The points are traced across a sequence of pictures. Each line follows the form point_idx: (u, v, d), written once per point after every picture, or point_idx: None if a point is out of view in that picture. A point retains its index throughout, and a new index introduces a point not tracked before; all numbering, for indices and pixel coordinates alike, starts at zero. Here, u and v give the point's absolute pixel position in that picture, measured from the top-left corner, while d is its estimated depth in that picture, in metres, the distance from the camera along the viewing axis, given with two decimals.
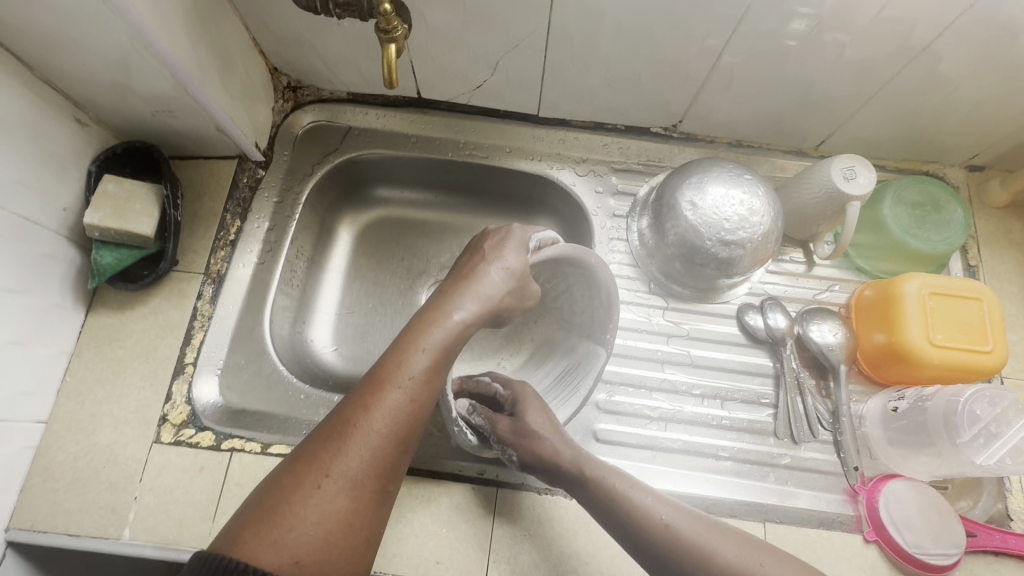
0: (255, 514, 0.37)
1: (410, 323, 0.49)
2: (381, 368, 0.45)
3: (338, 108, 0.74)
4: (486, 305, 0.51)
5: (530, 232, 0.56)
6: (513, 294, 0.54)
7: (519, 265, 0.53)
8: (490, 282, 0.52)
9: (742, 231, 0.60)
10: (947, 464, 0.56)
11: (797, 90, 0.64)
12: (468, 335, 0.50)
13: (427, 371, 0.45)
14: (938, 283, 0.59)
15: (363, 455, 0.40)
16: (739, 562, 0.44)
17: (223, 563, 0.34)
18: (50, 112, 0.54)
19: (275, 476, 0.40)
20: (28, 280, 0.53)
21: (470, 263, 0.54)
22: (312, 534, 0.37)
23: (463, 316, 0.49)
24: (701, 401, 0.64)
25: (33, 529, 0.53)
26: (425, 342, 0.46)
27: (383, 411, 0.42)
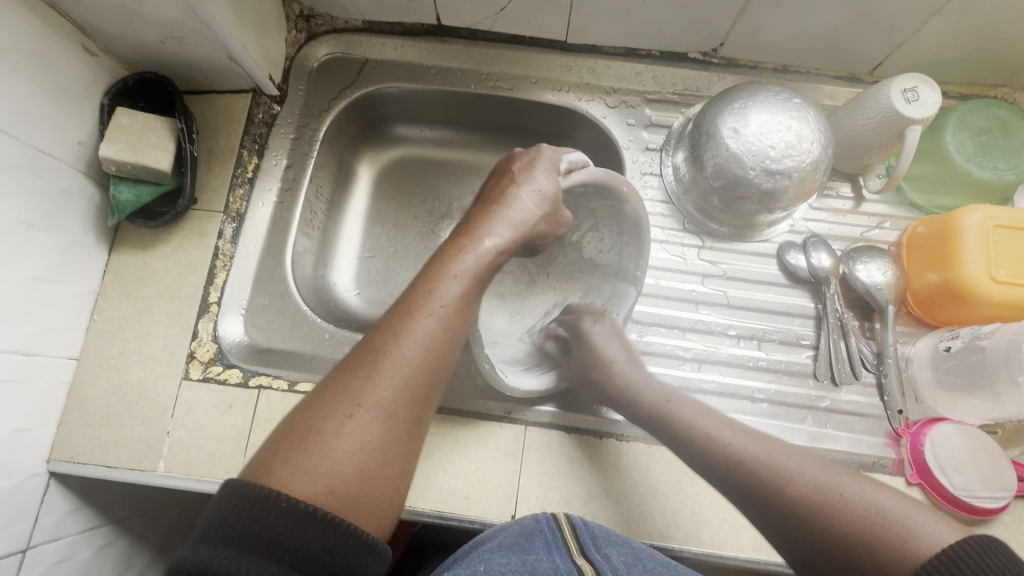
0: (286, 442, 0.37)
1: (438, 252, 0.47)
2: (410, 297, 0.43)
3: (354, 38, 0.70)
4: (517, 234, 0.48)
5: (561, 153, 0.52)
6: (545, 222, 0.51)
7: (552, 188, 0.49)
8: (522, 208, 0.49)
9: (789, 159, 0.55)
10: (1003, 406, 0.53)
11: (855, 4, 0.58)
12: (499, 265, 0.48)
13: (459, 299, 0.43)
14: (1006, 215, 0.54)
15: (393, 386, 0.39)
16: (826, 488, 0.39)
17: (256, 490, 0.34)
18: (56, 39, 0.51)
19: (304, 408, 0.39)
20: (49, 215, 0.52)
21: (498, 191, 0.51)
22: (345, 464, 0.36)
23: (495, 245, 0.47)
24: (737, 342, 0.62)
25: (73, 460, 0.54)
26: (454, 272, 0.44)
27: (413, 340, 0.40)
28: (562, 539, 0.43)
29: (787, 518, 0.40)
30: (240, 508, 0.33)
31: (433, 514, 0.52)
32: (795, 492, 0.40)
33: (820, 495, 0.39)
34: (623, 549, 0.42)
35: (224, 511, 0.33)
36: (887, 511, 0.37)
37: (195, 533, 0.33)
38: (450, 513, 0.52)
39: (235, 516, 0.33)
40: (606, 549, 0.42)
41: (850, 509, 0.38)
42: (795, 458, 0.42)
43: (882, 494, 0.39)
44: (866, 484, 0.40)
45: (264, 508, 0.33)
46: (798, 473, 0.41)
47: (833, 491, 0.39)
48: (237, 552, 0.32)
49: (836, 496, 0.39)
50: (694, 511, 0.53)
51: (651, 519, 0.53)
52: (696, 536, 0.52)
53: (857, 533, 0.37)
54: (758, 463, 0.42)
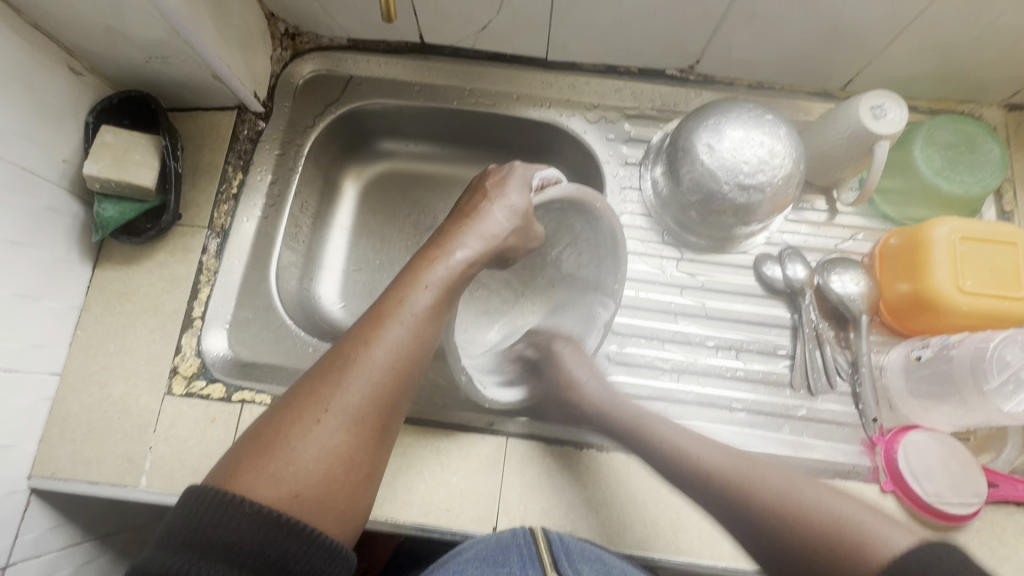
0: (253, 446, 0.37)
1: (411, 262, 0.48)
2: (381, 306, 0.44)
3: (339, 56, 0.71)
4: (489, 246, 0.49)
5: (533, 171, 0.54)
6: (516, 235, 0.52)
7: (523, 204, 0.51)
8: (493, 220, 0.50)
9: (762, 174, 0.57)
10: (972, 413, 0.54)
11: (824, 23, 0.60)
12: (471, 275, 0.49)
13: (429, 309, 0.44)
14: (971, 228, 0.56)
15: (361, 392, 0.39)
16: (792, 496, 0.42)
17: (218, 494, 0.34)
18: (41, 59, 0.52)
19: (272, 412, 0.39)
20: (32, 233, 0.53)
21: (472, 204, 0.52)
22: (311, 469, 0.37)
23: (466, 256, 0.48)
24: (716, 353, 0.63)
25: (54, 477, 0.54)
26: (426, 281, 0.45)
27: (382, 347, 0.41)
28: (538, 553, 0.43)
29: (763, 527, 0.41)
30: (204, 514, 0.33)
31: (415, 527, 0.53)
32: (768, 500, 0.42)
33: (785, 499, 0.42)
34: (595, 565, 0.43)
35: (186, 515, 0.34)
36: (844, 518, 0.39)
37: (155, 537, 0.34)
38: (432, 525, 0.53)
39: (198, 520, 0.33)
40: (579, 564, 0.43)
41: (810, 515, 0.40)
42: (763, 470, 0.44)
43: (839, 501, 0.40)
44: (826, 492, 0.42)
45: (227, 515, 0.33)
46: (768, 488, 0.43)
47: (798, 496, 0.42)
48: (197, 558, 0.32)
49: (798, 506, 0.41)
50: (673, 521, 0.54)
51: (632, 529, 0.53)
52: (675, 546, 0.53)
53: (819, 538, 0.39)
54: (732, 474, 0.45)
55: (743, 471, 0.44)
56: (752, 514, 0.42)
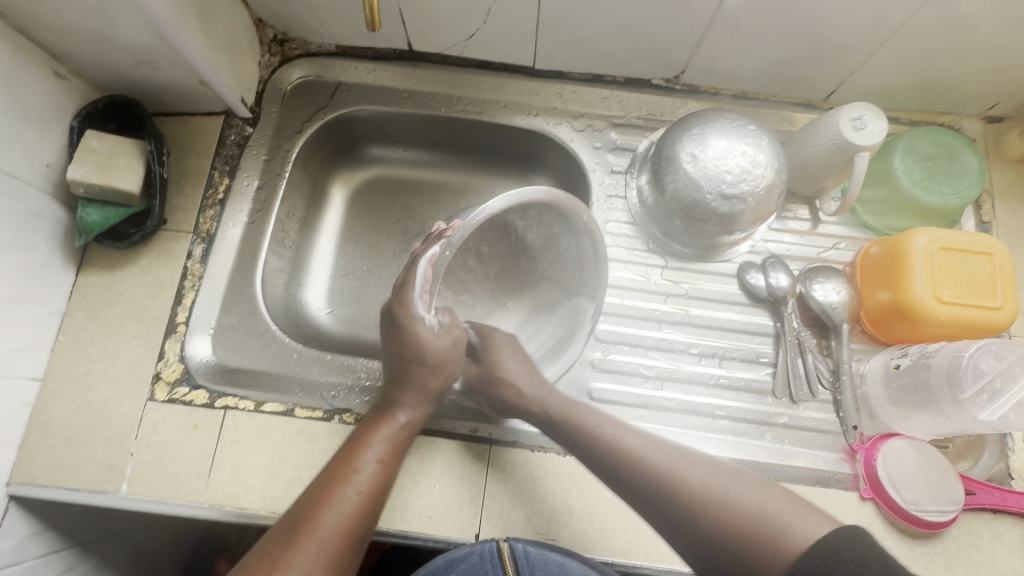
0: None
1: (351, 440, 0.51)
2: (322, 486, 0.46)
3: (328, 62, 0.71)
4: (427, 397, 0.54)
5: (457, 229, 0.51)
6: (453, 364, 0.57)
7: (455, 343, 0.57)
8: (436, 363, 0.56)
9: (744, 184, 0.57)
10: (949, 422, 0.54)
11: (805, 36, 0.61)
12: (410, 442, 0.52)
13: (373, 481, 0.47)
14: (948, 238, 0.57)
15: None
16: (714, 491, 0.43)
17: None
18: (25, 63, 0.52)
19: None
20: (14, 237, 0.53)
21: (410, 343, 0.57)
22: None
23: (406, 416, 0.52)
24: (699, 360, 0.63)
25: (33, 483, 0.53)
26: (369, 455, 0.48)
27: (326, 526, 0.43)
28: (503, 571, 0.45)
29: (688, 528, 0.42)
30: None
31: (397, 534, 0.52)
32: (691, 498, 0.43)
33: (705, 492, 0.43)
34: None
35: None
36: (764, 510, 0.40)
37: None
38: (414, 533, 0.53)
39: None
40: None
41: (732, 510, 0.41)
42: (689, 463, 0.46)
43: (759, 495, 0.42)
44: (742, 483, 0.43)
45: None
46: (689, 483, 0.44)
47: (718, 489, 0.43)
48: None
49: (718, 503, 0.42)
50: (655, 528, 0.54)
51: (613, 537, 0.53)
52: (656, 554, 0.53)
53: (738, 539, 0.40)
54: (654, 469, 0.46)
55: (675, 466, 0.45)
56: (675, 511, 0.43)
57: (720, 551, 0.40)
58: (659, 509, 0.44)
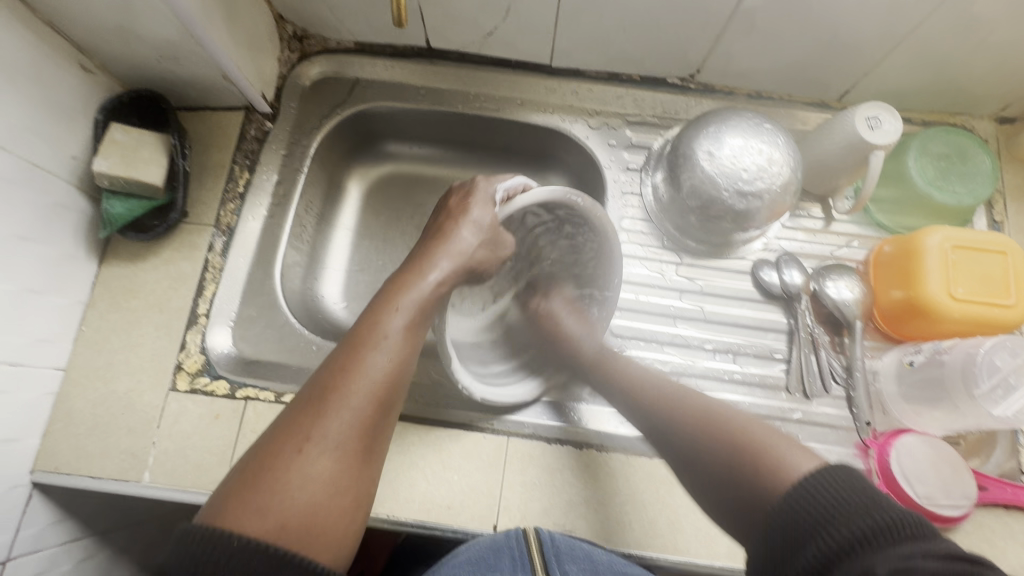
0: (241, 483, 0.37)
1: (382, 290, 0.49)
2: (355, 335, 0.44)
3: (346, 59, 0.72)
4: (459, 263, 0.52)
5: (496, 183, 0.56)
6: (485, 247, 0.55)
7: (488, 220, 0.54)
8: (462, 240, 0.53)
9: (761, 181, 0.58)
10: (963, 417, 0.55)
11: (821, 36, 0.61)
12: (443, 296, 0.50)
13: (405, 332, 0.45)
14: (963, 236, 0.57)
15: (343, 423, 0.39)
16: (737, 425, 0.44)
17: (211, 534, 0.34)
18: (53, 57, 0.53)
19: (255, 448, 0.39)
20: (40, 228, 0.53)
21: (441, 227, 0.55)
22: (299, 501, 0.36)
23: (437, 277, 0.50)
24: (714, 355, 0.64)
25: (57, 471, 0.54)
26: (398, 306, 0.46)
27: (362, 376, 0.41)
28: (527, 554, 0.45)
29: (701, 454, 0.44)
30: (202, 553, 0.33)
31: (417, 524, 0.53)
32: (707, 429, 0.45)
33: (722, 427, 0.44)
34: (582, 564, 0.44)
35: (180, 555, 0.34)
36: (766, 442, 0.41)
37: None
38: (433, 522, 0.53)
39: (192, 556, 0.33)
40: (567, 565, 0.43)
41: (742, 437, 0.42)
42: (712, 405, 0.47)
43: (765, 429, 0.43)
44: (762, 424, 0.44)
45: (228, 548, 0.33)
46: (716, 416, 0.46)
47: (735, 426, 0.44)
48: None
49: (731, 434, 0.43)
50: (670, 520, 0.54)
51: (629, 528, 0.54)
52: (672, 544, 0.53)
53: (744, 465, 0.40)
54: (680, 405, 0.49)
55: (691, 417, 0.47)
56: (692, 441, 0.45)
57: (726, 470, 0.41)
58: (674, 449, 0.47)
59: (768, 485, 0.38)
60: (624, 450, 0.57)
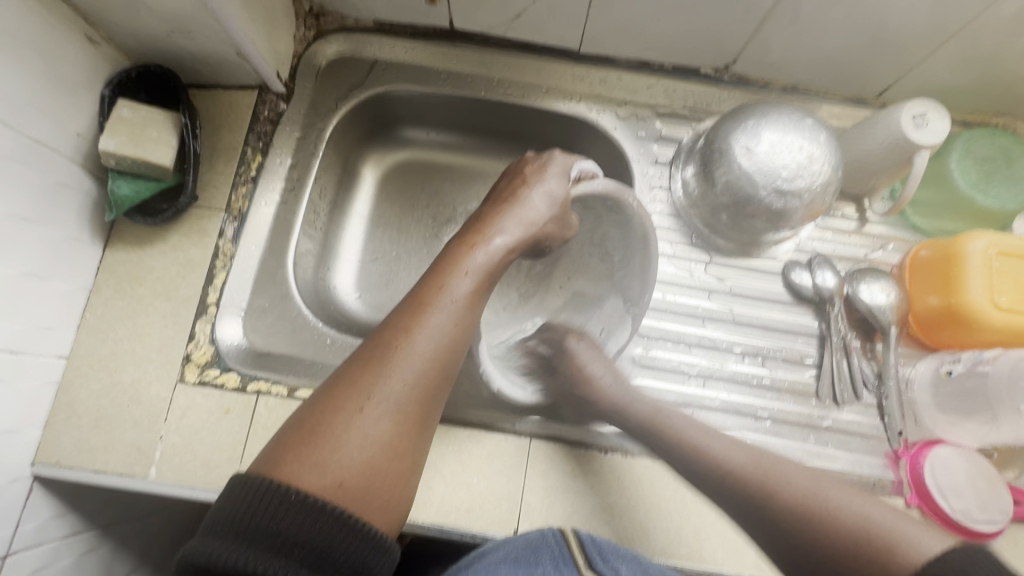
0: (297, 434, 0.35)
1: (448, 249, 0.47)
2: (420, 293, 0.42)
3: (364, 38, 0.68)
4: (528, 232, 0.49)
5: (573, 161, 0.54)
6: (553, 223, 0.52)
7: (561, 193, 0.52)
8: (532, 208, 0.50)
9: (801, 180, 0.56)
10: (999, 429, 0.54)
11: (867, 30, 0.59)
12: (507, 263, 0.48)
13: (470, 296, 0.43)
14: (1008, 243, 0.55)
15: (404, 381, 0.38)
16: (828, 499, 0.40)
17: (267, 484, 0.32)
18: (57, 26, 0.49)
19: (313, 400, 0.37)
20: (43, 209, 0.50)
21: (510, 190, 0.52)
22: (356, 458, 0.35)
23: (504, 242, 0.47)
24: (743, 359, 0.62)
25: (58, 464, 0.52)
26: (465, 268, 0.44)
27: (425, 335, 0.39)
28: (570, 553, 0.42)
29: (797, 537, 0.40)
30: (251, 502, 0.32)
31: (436, 528, 0.51)
32: (790, 503, 0.41)
33: (809, 499, 0.40)
34: (632, 564, 0.42)
35: (234, 504, 0.32)
36: (874, 521, 0.38)
37: (200, 529, 0.32)
38: (452, 526, 0.51)
39: (248, 505, 0.32)
40: (614, 563, 0.41)
41: (841, 515, 0.39)
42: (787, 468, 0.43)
43: (866, 505, 0.39)
44: (855, 494, 0.40)
45: (277, 501, 0.32)
46: (795, 483, 0.42)
47: (822, 498, 0.40)
48: (246, 546, 0.30)
49: (825, 507, 0.40)
50: (697, 529, 0.53)
51: (655, 537, 0.52)
52: (699, 555, 0.52)
53: (854, 549, 0.37)
54: (751, 472, 0.44)
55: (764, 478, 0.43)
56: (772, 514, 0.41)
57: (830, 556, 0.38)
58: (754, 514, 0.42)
59: (881, 568, 0.36)
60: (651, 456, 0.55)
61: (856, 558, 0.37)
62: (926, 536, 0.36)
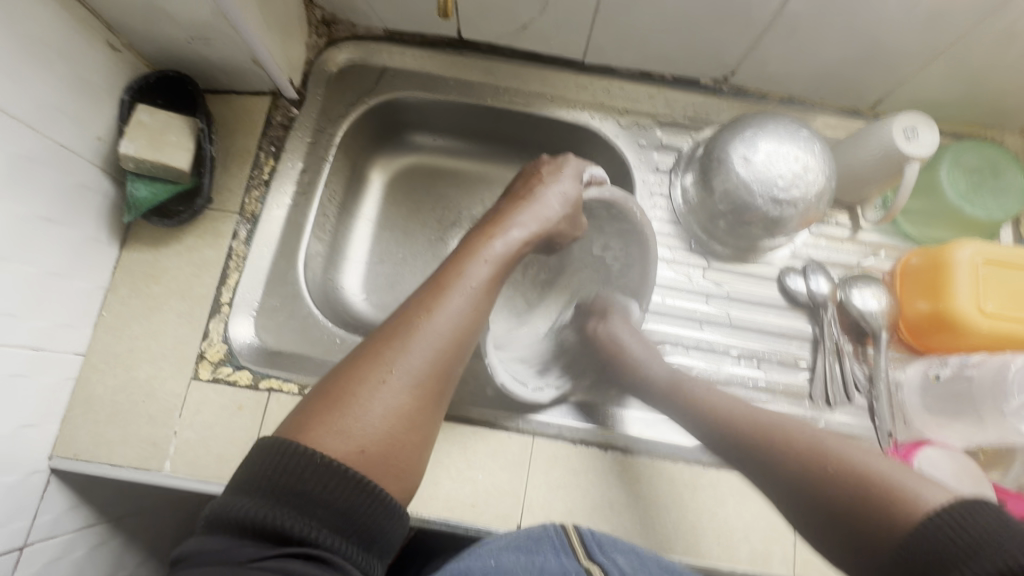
0: (322, 401, 0.37)
1: (468, 238, 0.49)
2: (440, 278, 0.44)
3: (374, 46, 0.70)
4: (543, 228, 0.51)
5: (585, 165, 0.56)
6: (566, 222, 0.54)
7: (574, 194, 0.54)
8: (548, 205, 0.52)
9: (796, 188, 0.58)
10: (985, 431, 0.56)
11: (862, 44, 0.61)
12: (522, 254, 0.50)
13: (488, 282, 0.45)
14: (995, 252, 0.57)
15: (422, 357, 0.39)
16: (841, 453, 0.41)
17: (292, 446, 0.34)
18: (82, 34, 0.51)
19: (336, 372, 0.39)
20: (64, 210, 0.52)
21: (527, 186, 0.54)
22: (376, 427, 0.36)
23: (521, 234, 0.49)
24: (739, 361, 0.64)
25: (76, 458, 0.53)
26: (484, 257, 0.46)
27: (444, 316, 0.41)
28: (570, 543, 0.44)
29: (806, 484, 0.41)
30: (278, 462, 0.33)
31: (442, 523, 0.53)
32: (797, 459, 0.43)
33: (814, 459, 0.42)
34: (631, 555, 0.43)
35: (263, 463, 0.34)
36: (873, 472, 0.39)
37: (231, 486, 0.34)
38: (457, 521, 0.53)
39: (276, 467, 0.33)
40: (613, 554, 0.43)
41: (840, 470, 0.40)
42: (796, 428, 0.45)
43: (874, 461, 0.40)
44: (864, 450, 0.41)
45: (302, 464, 0.33)
46: (812, 440, 0.43)
47: (828, 459, 0.41)
48: (272, 503, 0.32)
49: (828, 466, 0.41)
50: (694, 523, 0.55)
51: (653, 530, 0.54)
52: (695, 550, 0.54)
53: (848, 506, 0.38)
54: (763, 428, 0.46)
55: (774, 433, 0.45)
56: (783, 469, 0.43)
57: (830, 503, 0.39)
58: (767, 467, 0.44)
59: (880, 521, 0.36)
60: (649, 454, 0.57)
61: (857, 512, 0.38)
62: (932, 490, 0.36)
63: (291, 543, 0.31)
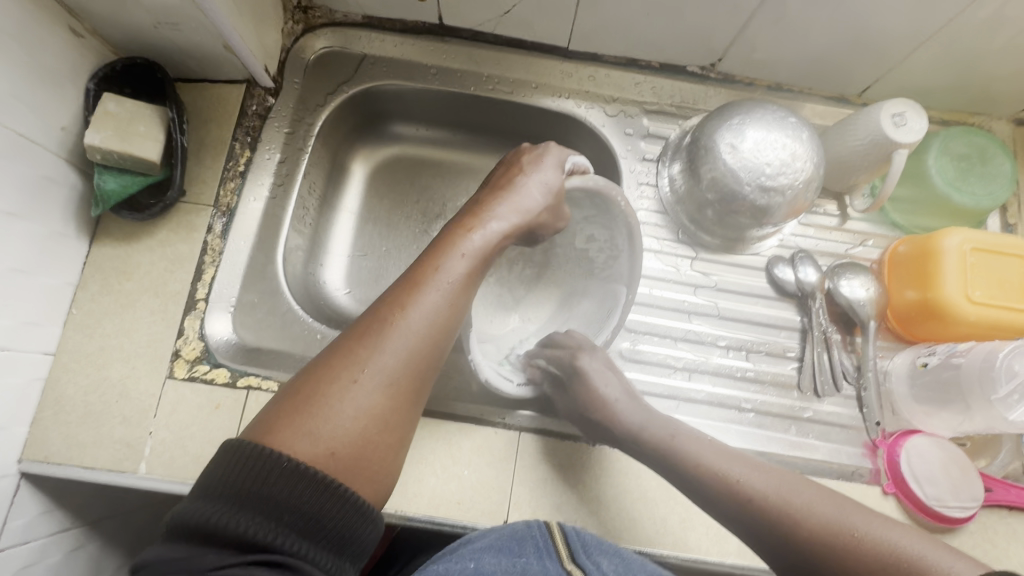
0: (291, 402, 0.36)
1: (446, 231, 0.47)
2: (415, 272, 0.43)
3: (353, 33, 0.68)
4: (523, 220, 0.50)
5: (567, 154, 0.55)
6: (549, 213, 0.52)
7: (557, 184, 0.52)
8: (529, 196, 0.51)
9: (783, 177, 0.57)
10: (972, 420, 0.56)
11: (851, 30, 0.60)
12: (503, 247, 0.49)
13: (465, 277, 0.43)
14: (981, 239, 0.57)
15: (395, 356, 0.38)
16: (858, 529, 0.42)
17: (258, 450, 0.33)
18: (41, 19, 0.49)
19: (307, 371, 0.38)
20: (28, 204, 0.50)
21: (507, 177, 0.53)
22: (348, 428, 0.35)
23: (501, 227, 0.48)
24: (727, 352, 0.63)
25: (46, 461, 0.51)
26: (461, 250, 0.44)
27: (418, 313, 0.40)
28: (553, 544, 0.43)
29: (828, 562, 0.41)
30: (241, 468, 0.32)
31: (426, 519, 0.52)
32: (810, 527, 0.43)
33: (834, 530, 0.42)
34: (614, 559, 0.43)
35: (227, 468, 0.32)
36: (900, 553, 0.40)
37: (195, 490, 0.33)
38: (443, 518, 0.52)
39: (239, 472, 0.32)
40: (597, 558, 0.43)
41: (867, 543, 0.41)
42: (803, 489, 0.45)
43: (896, 534, 0.41)
44: (877, 520, 0.42)
45: (267, 469, 0.32)
46: (821, 513, 0.43)
47: (846, 527, 0.42)
48: (236, 510, 0.31)
49: (850, 533, 0.41)
50: (682, 519, 0.54)
51: (642, 525, 0.53)
52: (683, 544, 0.53)
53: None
54: (762, 495, 0.45)
55: (781, 495, 0.45)
56: (795, 543, 0.43)
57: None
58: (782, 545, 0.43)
59: None
60: None
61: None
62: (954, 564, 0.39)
63: (255, 550, 0.30)
